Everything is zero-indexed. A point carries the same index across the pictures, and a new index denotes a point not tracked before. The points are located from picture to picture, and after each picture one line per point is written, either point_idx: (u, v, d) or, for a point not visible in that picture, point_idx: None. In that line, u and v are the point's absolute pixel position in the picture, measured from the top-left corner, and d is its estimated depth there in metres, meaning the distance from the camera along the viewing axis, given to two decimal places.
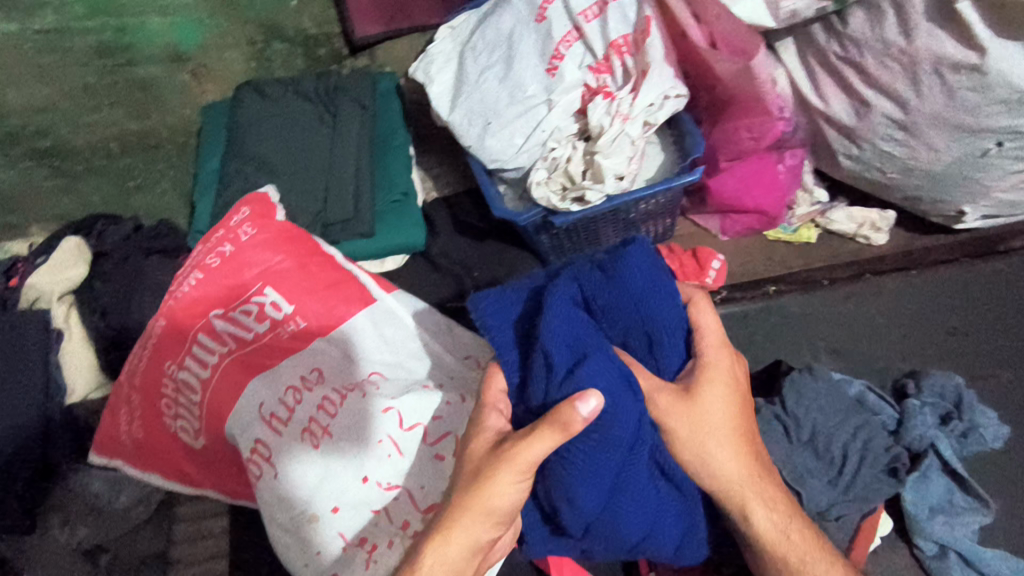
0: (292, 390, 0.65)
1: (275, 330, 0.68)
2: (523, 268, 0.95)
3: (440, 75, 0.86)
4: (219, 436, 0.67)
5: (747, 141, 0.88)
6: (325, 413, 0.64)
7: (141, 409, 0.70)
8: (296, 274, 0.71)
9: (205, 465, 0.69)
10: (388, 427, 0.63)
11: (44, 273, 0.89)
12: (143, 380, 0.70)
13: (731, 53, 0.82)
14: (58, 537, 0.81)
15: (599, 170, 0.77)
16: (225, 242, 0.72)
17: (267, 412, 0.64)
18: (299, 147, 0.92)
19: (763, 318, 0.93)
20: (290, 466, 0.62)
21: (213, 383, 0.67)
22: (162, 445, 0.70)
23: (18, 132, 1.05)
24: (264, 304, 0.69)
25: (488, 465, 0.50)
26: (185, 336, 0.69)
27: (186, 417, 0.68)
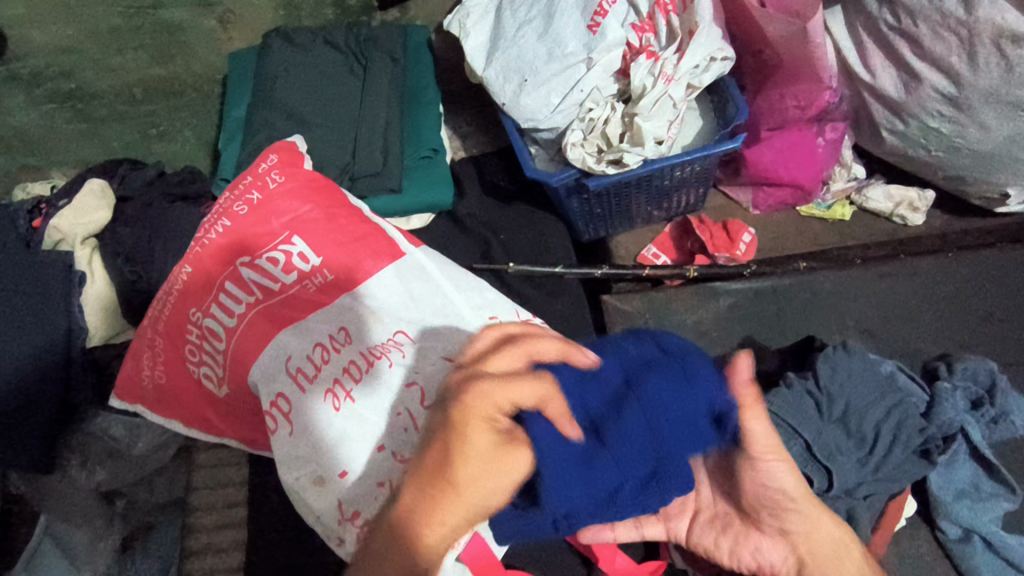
0: (320, 347, 0.64)
1: (302, 283, 0.67)
2: (550, 232, 0.93)
3: (475, 28, 0.83)
4: (242, 385, 0.66)
5: (792, 109, 0.88)
6: (350, 376, 0.63)
7: (164, 354, 0.69)
8: (324, 224, 0.70)
9: (228, 414, 0.69)
10: (408, 401, 0.62)
11: (69, 214, 0.87)
12: (167, 326, 0.69)
13: (784, 14, 0.78)
14: (76, 474, 0.91)
15: (638, 132, 0.75)
16: (253, 189, 0.71)
17: (293, 366, 0.63)
18: (328, 97, 0.90)
19: (795, 293, 0.89)
20: (309, 423, 0.61)
21: (239, 332, 0.66)
22: (184, 391, 0.69)
23: (41, 73, 1.03)
24: (291, 253, 0.68)
25: (492, 462, 0.48)
26: (211, 283, 0.68)
27: (210, 365, 0.67)
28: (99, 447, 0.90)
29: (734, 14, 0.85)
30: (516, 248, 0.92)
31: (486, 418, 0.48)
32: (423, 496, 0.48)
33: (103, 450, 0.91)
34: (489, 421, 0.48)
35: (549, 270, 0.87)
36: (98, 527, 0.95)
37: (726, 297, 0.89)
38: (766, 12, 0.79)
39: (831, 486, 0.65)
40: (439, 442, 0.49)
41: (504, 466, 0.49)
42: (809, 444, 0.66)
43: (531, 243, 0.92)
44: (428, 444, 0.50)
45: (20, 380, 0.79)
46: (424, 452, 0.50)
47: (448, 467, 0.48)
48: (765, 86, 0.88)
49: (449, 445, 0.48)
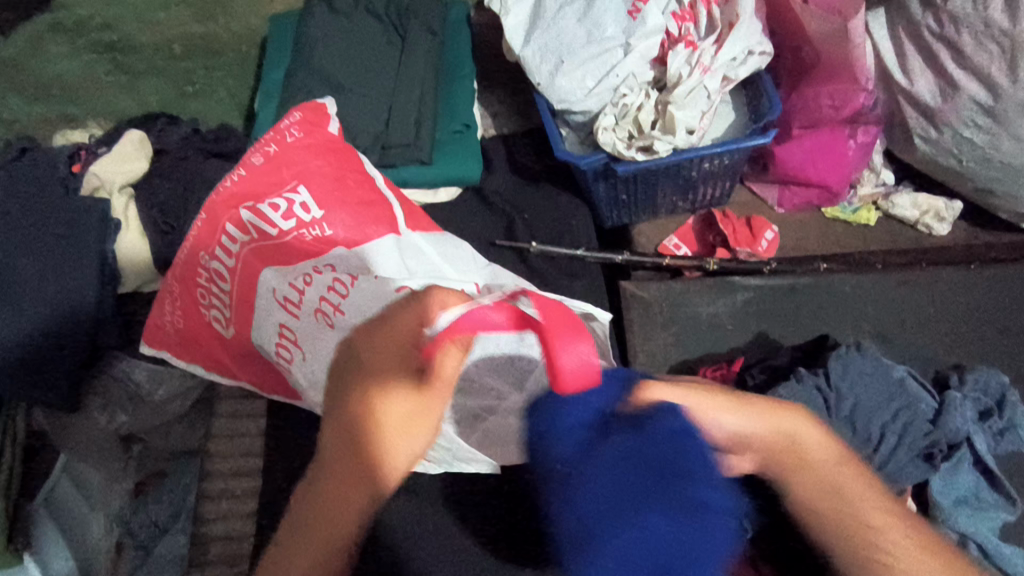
0: (304, 274, 0.65)
1: (300, 232, 0.66)
2: (575, 213, 0.94)
3: (517, 6, 0.82)
4: (246, 326, 0.67)
5: (826, 108, 0.87)
6: (336, 293, 0.63)
7: (181, 297, 0.69)
8: (332, 182, 0.69)
9: (238, 357, 0.70)
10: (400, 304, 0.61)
11: (106, 162, 0.89)
12: (182, 267, 0.69)
13: (825, 11, 0.79)
14: (98, 420, 0.95)
15: (671, 121, 0.75)
16: (271, 141, 0.69)
17: (280, 296, 0.65)
18: (365, 65, 0.91)
19: (813, 293, 0.89)
20: (307, 351, 0.64)
21: (240, 275, 0.66)
22: (194, 334, 0.70)
23: (85, 22, 1.11)
24: (294, 201, 0.67)
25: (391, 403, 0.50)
26: (218, 227, 0.67)
27: (218, 308, 0.69)
28: (119, 392, 0.93)
29: (777, 6, 0.84)
30: (540, 227, 0.92)
31: (400, 354, 0.51)
32: (347, 418, 0.51)
33: (123, 395, 0.94)
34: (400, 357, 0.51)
35: (570, 253, 0.89)
36: (114, 468, 1.02)
37: (742, 293, 0.90)
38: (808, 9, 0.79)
39: None
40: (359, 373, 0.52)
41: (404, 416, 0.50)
42: None
43: (555, 223, 0.93)
44: (351, 377, 0.52)
45: (51, 322, 0.82)
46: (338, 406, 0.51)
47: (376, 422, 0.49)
48: (803, 81, 0.87)
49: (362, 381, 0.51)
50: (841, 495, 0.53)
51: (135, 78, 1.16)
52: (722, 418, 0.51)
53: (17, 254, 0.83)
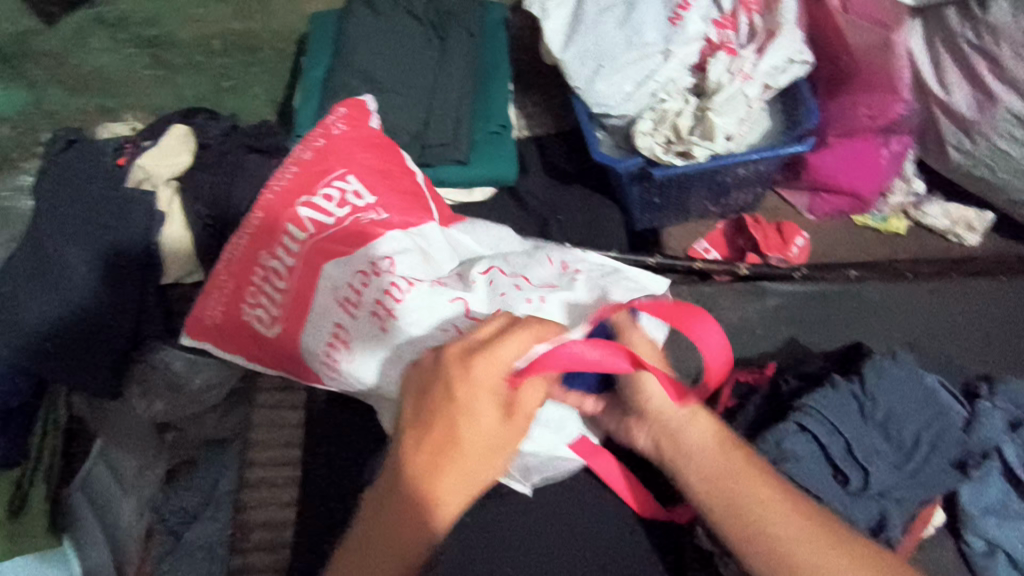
0: (360, 274, 0.62)
1: (355, 216, 0.65)
2: (607, 215, 0.96)
3: (556, 11, 0.83)
4: (300, 323, 0.64)
5: (863, 117, 0.88)
6: (393, 296, 0.61)
7: (227, 295, 0.68)
8: (379, 171, 0.69)
9: (276, 356, 0.67)
10: (455, 316, 0.61)
11: (150, 155, 0.92)
12: (234, 266, 0.68)
13: (869, 22, 0.83)
14: (137, 406, 0.98)
15: (711, 127, 0.76)
16: (319, 136, 0.71)
17: (340, 296, 0.62)
18: (405, 64, 0.92)
19: (841, 299, 0.90)
20: (363, 352, 0.61)
21: (299, 271, 0.65)
22: (238, 333, 0.68)
23: (126, 18, 1.10)
24: (346, 190, 0.67)
25: (473, 437, 0.48)
26: (274, 225, 0.67)
27: (265, 306, 0.66)
28: (159, 381, 0.96)
29: (818, 16, 0.88)
30: (573, 228, 0.94)
31: (489, 392, 0.48)
32: (429, 455, 0.48)
33: (162, 383, 0.97)
34: (491, 396, 0.48)
35: (601, 255, 0.90)
36: (148, 455, 1.04)
37: (772, 298, 0.91)
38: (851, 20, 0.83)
39: (867, 486, 0.64)
40: (443, 406, 0.48)
41: (485, 447, 0.48)
42: (848, 443, 0.66)
43: (588, 224, 0.95)
44: (431, 402, 0.49)
45: (98, 308, 0.85)
46: (416, 437, 0.48)
47: (457, 459, 0.48)
48: (842, 90, 0.89)
49: (453, 418, 0.48)
50: (730, 492, 0.54)
51: (172, 73, 1.18)
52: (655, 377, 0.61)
53: (67, 244, 0.86)
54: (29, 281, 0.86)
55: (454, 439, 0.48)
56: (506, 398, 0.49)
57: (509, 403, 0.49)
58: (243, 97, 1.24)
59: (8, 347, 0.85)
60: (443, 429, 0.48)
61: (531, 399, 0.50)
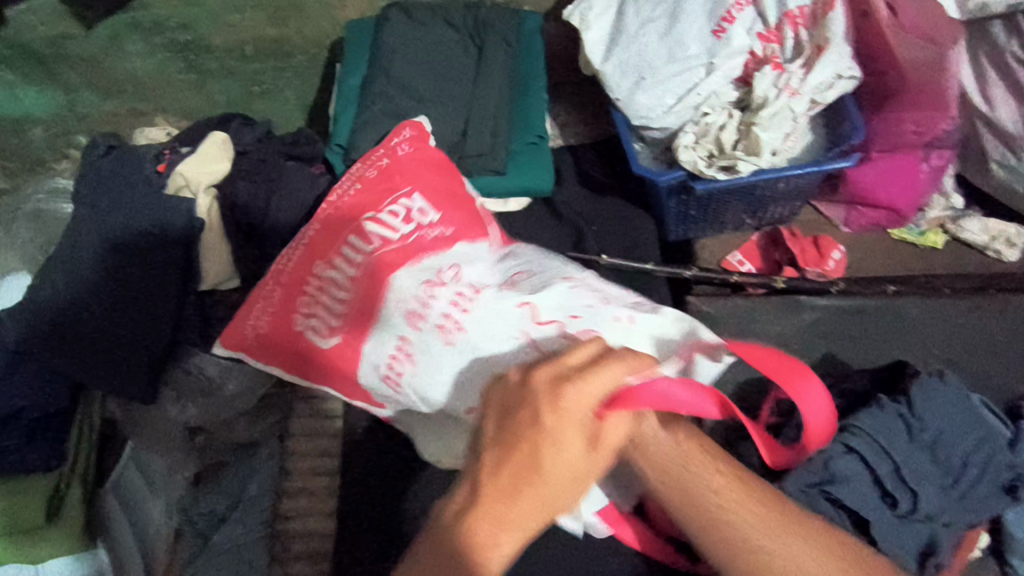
0: (428, 285, 0.65)
1: (420, 230, 0.69)
2: (642, 226, 0.96)
3: (598, 21, 0.83)
4: (361, 334, 0.66)
5: (909, 134, 0.86)
6: (459, 309, 0.64)
7: (277, 306, 0.69)
8: (444, 191, 0.73)
9: (324, 369, 0.68)
10: (523, 320, 0.63)
11: (191, 162, 0.92)
12: (290, 277, 0.70)
13: (919, 37, 0.83)
14: (170, 410, 0.98)
15: (756, 142, 0.75)
16: (383, 156, 0.74)
17: (406, 308, 0.65)
18: (443, 74, 0.92)
19: (880, 316, 0.89)
20: (428, 362, 0.64)
21: (361, 283, 0.67)
22: (287, 343, 0.68)
23: (162, 23, 1.10)
24: (411, 207, 0.70)
25: (558, 467, 0.49)
26: (338, 237, 0.70)
27: (319, 318, 0.68)
28: (191, 385, 0.96)
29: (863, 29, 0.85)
30: (608, 238, 0.94)
31: (575, 422, 0.51)
32: (510, 483, 0.49)
33: (195, 388, 0.97)
34: (579, 425, 0.51)
35: (638, 266, 0.89)
36: (178, 458, 1.01)
37: (810, 311, 0.90)
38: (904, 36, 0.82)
39: (917, 509, 0.64)
40: (530, 434, 0.50)
41: (566, 476, 0.50)
42: (897, 467, 0.66)
43: (623, 234, 0.95)
44: (514, 426, 0.50)
45: (137, 314, 0.86)
46: (497, 458, 0.50)
47: (538, 483, 0.49)
48: (888, 106, 0.86)
49: (540, 446, 0.49)
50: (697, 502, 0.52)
51: (204, 77, 1.19)
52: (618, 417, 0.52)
53: (108, 249, 0.87)
54: (70, 284, 0.86)
55: (537, 465, 0.49)
56: (594, 431, 0.51)
57: (593, 435, 0.51)
58: (273, 102, 1.24)
59: (53, 351, 0.86)
60: (528, 454, 0.49)
61: (616, 433, 0.52)
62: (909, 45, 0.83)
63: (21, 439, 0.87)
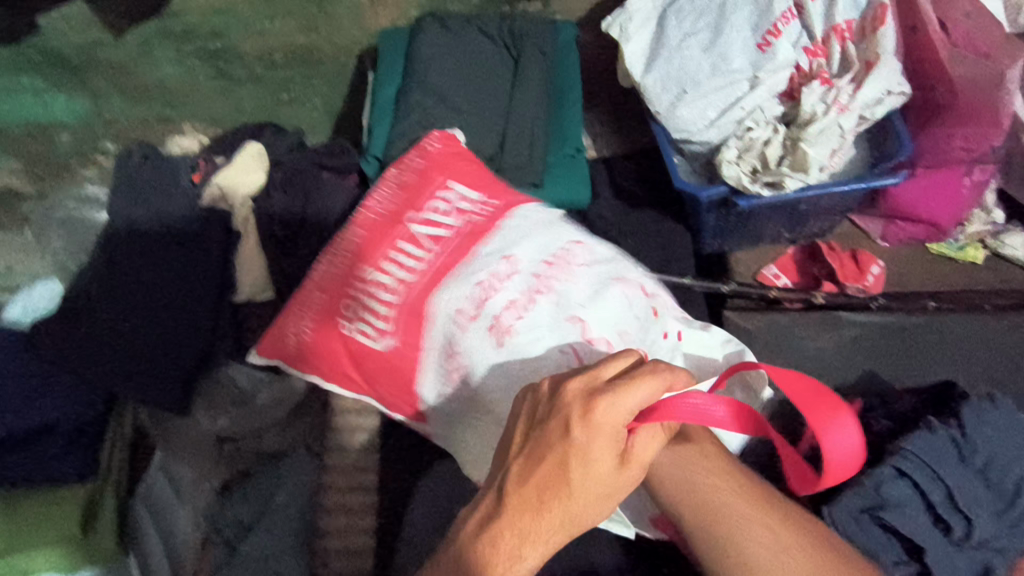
0: (482, 284, 0.62)
1: (468, 223, 0.68)
2: (678, 240, 0.95)
3: (638, 34, 0.82)
4: (416, 337, 0.64)
5: (958, 151, 0.84)
6: (513, 310, 0.61)
7: (320, 311, 0.68)
8: (483, 185, 0.72)
9: (378, 375, 0.65)
10: (577, 327, 0.61)
11: (228, 172, 0.93)
12: (336, 282, 0.68)
13: (974, 54, 0.81)
14: (202, 421, 0.98)
15: (804, 159, 0.74)
16: (418, 158, 0.74)
17: (461, 306, 0.62)
18: (480, 85, 0.92)
19: (925, 333, 0.88)
20: (481, 364, 0.61)
21: (416, 286, 0.64)
22: (335, 351, 0.66)
23: (193, 31, 1.06)
24: (455, 203, 0.69)
25: (582, 479, 0.49)
26: (386, 239, 0.67)
27: (369, 322, 0.65)
28: (223, 396, 0.97)
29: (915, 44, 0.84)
30: (645, 252, 0.93)
31: (609, 436, 0.49)
32: (537, 497, 0.49)
33: (227, 399, 0.98)
34: (612, 439, 0.49)
35: (676, 281, 0.89)
36: (204, 467, 0.99)
37: (850, 329, 0.89)
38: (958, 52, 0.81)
39: (971, 536, 0.63)
40: (559, 446, 0.49)
41: (592, 490, 0.49)
42: (951, 492, 0.64)
43: (659, 248, 0.94)
44: (542, 437, 0.50)
45: (172, 324, 0.86)
46: (522, 469, 0.50)
47: (566, 499, 0.49)
48: (933, 121, 0.85)
49: (568, 458, 0.49)
50: (710, 510, 0.55)
51: (233, 85, 1.15)
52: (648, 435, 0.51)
53: (145, 260, 0.87)
54: (106, 292, 0.86)
55: (565, 480, 0.49)
56: (624, 443, 0.50)
57: (623, 452, 0.50)
58: (300, 109, 1.22)
59: (89, 362, 0.86)
60: (556, 470, 0.49)
61: (645, 448, 0.51)
62: (960, 61, 0.81)
63: (58, 449, 0.87)
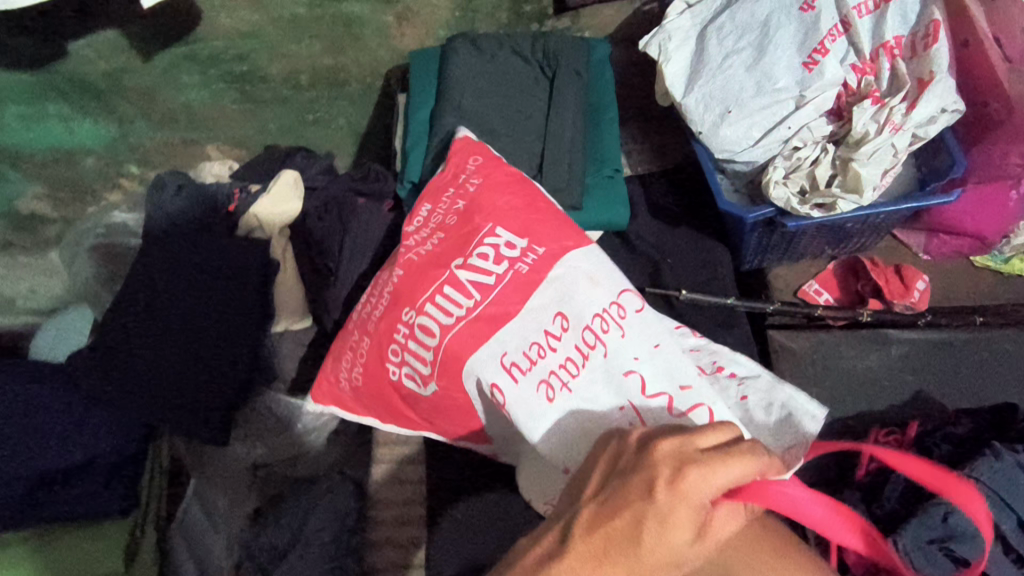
0: (537, 343, 0.64)
1: (514, 267, 0.66)
2: (717, 258, 0.93)
3: (677, 53, 0.81)
4: (454, 383, 0.66)
5: (1014, 168, 0.82)
6: (567, 369, 0.63)
7: (367, 354, 0.71)
8: (522, 213, 0.70)
9: (433, 411, 0.70)
10: (632, 389, 0.63)
11: (264, 203, 0.92)
12: (378, 326, 0.70)
13: None
14: (238, 451, 0.94)
15: (857, 179, 0.74)
16: (458, 198, 0.73)
17: (508, 360, 0.63)
18: (517, 108, 0.91)
19: (973, 350, 0.87)
20: (528, 415, 0.63)
21: (455, 331, 0.65)
22: (385, 391, 0.71)
23: (218, 56, 1.03)
24: (497, 242, 0.68)
25: (654, 540, 0.45)
26: (429, 282, 0.67)
27: (413, 367, 0.68)
28: (259, 424, 0.94)
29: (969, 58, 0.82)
30: (684, 272, 0.91)
31: (692, 506, 0.45)
32: (603, 554, 0.45)
33: (263, 427, 0.94)
34: (692, 510, 0.45)
35: (720, 302, 0.87)
36: (240, 492, 0.95)
37: (897, 346, 0.87)
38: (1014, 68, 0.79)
39: None
40: (636, 506, 0.46)
41: (667, 556, 0.45)
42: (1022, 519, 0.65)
43: (699, 267, 0.92)
44: (624, 486, 0.47)
45: (209, 354, 0.85)
46: (592, 519, 0.47)
47: (633, 556, 0.45)
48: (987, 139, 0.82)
49: (643, 517, 0.45)
50: None
51: (259, 107, 1.13)
52: (731, 517, 0.47)
53: (179, 291, 0.85)
54: (144, 325, 0.84)
55: (635, 540, 0.45)
56: (711, 516, 0.46)
57: (704, 522, 0.46)
58: (326, 129, 1.20)
59: (128, 396, 0.85)
60: (631, 522, 0.46)
61: (725, 527, 0.47)
62: (1019, 79, 0.79)
63: (99, 483, 0.87)
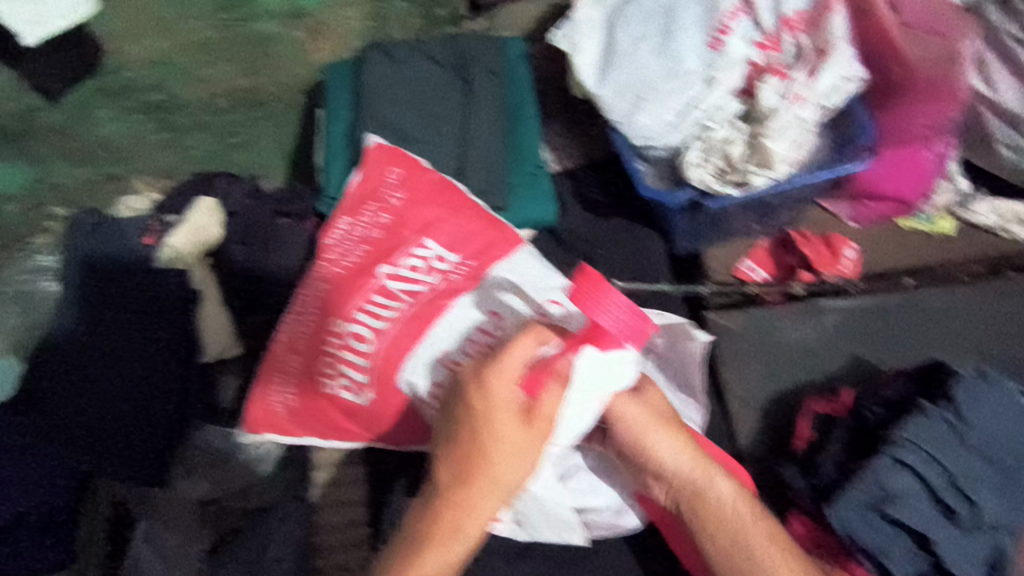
0: (473, 342, 0.69)
1: (444, 278, 0.72)
2: (650, 246, 0.93)
3: (588, 44, 0.79)
4: (393, 388, 0.69)
5: (921, 128, 0.86)
6: None
7: (299, 376, 0.73)
8: (449, 222, 0.75)
9: (368, 423, 0.71)
10: None
11: (181, 232, 0.91)
12: (311, 340, 0.73)
13: (926, 33, 0.83)
14: (182, 486, 0.88)
15: (768, 154, 0.75)
16: (380, 211, 0.77)
17: (448, 359, 0.68)
18: (435, 113, 0.90)
19: (905, 309, 0.87)
20: None
21: (393, 334, 0.69)
22: (321, 407, 0.72)
23: (131, 86, 0.99)
24: (425, 252, 0.73)
25: (488, 440, 0.59)
26: (358, 292, 0.72)
27: (349, 376, 0.70)
28: (201, 457, 0.89)
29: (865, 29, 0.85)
30: (617, 262, 0.91)
31: (506, 408, 0.60)
32: (462, 470, 0.60)
33: (208, 458, 0.89)
34: (510, 409, 0.60)
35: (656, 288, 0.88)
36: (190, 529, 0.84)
37: (831, 315, 0.87)
38: (911, 33, 0.84)
39: (979, 512, 0.64)
40: (467, 422, 0.60)
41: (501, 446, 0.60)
42: (952, 476, 0.65)
43: (633, 256, 0.92)
44: (457, 409, 0.61)
45: (134, 394, 0.82)
46: (445, 449, 0.61)
47: (486, 468, 0.60)
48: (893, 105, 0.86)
49: (475, 433, 0.60)
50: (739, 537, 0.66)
51: (180, 135, 1.07)
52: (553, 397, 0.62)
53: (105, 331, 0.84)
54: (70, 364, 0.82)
55: (482, 453, 0.59)
56: (524, 405, 0.61)
57: (527, 411, 0.61)
58: (254, 153, 1.12)
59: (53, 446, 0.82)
60: (472, 450, 0.59)
61: (547, 408, 0.62)
62: (916, 43, 0.84)
63: (35, 532, 0.83)
